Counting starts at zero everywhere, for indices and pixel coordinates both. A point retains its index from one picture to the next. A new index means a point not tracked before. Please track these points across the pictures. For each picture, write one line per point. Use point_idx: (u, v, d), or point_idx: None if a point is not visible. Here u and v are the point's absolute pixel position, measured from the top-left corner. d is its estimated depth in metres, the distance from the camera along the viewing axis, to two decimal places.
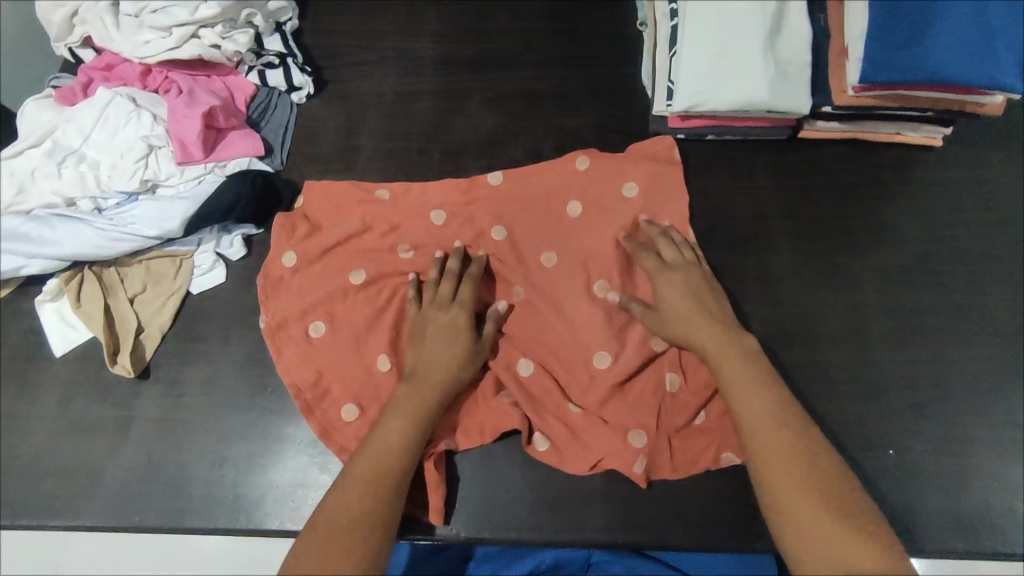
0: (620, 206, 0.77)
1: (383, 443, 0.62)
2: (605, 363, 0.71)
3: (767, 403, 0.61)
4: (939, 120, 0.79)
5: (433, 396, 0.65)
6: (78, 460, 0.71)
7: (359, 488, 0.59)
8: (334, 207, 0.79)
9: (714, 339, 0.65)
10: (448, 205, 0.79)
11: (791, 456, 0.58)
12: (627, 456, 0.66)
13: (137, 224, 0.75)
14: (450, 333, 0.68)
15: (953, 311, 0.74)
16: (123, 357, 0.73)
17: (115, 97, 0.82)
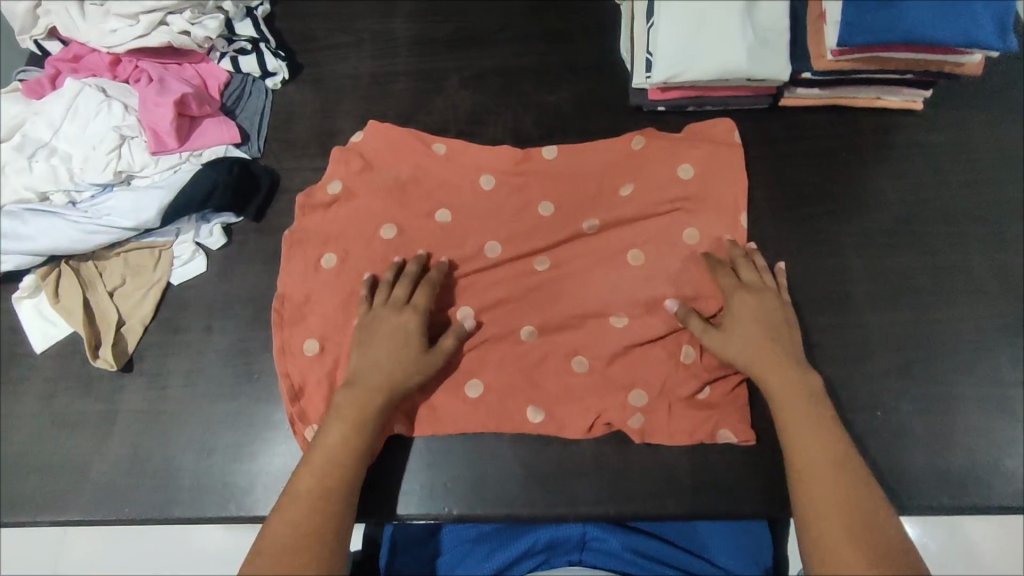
0: (610, 180, 0.77)
1: (335, 446, 0.62)
2: (622, 324, 0.71)
3: (825, 441, 0.60)
4: (918, 83, 0.78)
5: (373, 404, 0.64)
6: (63, 456, 0.70)
7: (316, 490, 0.59)
8: (392, 153, 0.80)
9: (781, 372, 0.64)
10: (464, 173, 0.79)
11: (841, 497, 0.57)
12: (624, 412, 0.68)
13: (113, 215, 0.74)
14: (394, 343, 0.67)
15: (936, 272, 0.74)
16: (105, 350, 0.72)
17: (85, 87, 0.80)
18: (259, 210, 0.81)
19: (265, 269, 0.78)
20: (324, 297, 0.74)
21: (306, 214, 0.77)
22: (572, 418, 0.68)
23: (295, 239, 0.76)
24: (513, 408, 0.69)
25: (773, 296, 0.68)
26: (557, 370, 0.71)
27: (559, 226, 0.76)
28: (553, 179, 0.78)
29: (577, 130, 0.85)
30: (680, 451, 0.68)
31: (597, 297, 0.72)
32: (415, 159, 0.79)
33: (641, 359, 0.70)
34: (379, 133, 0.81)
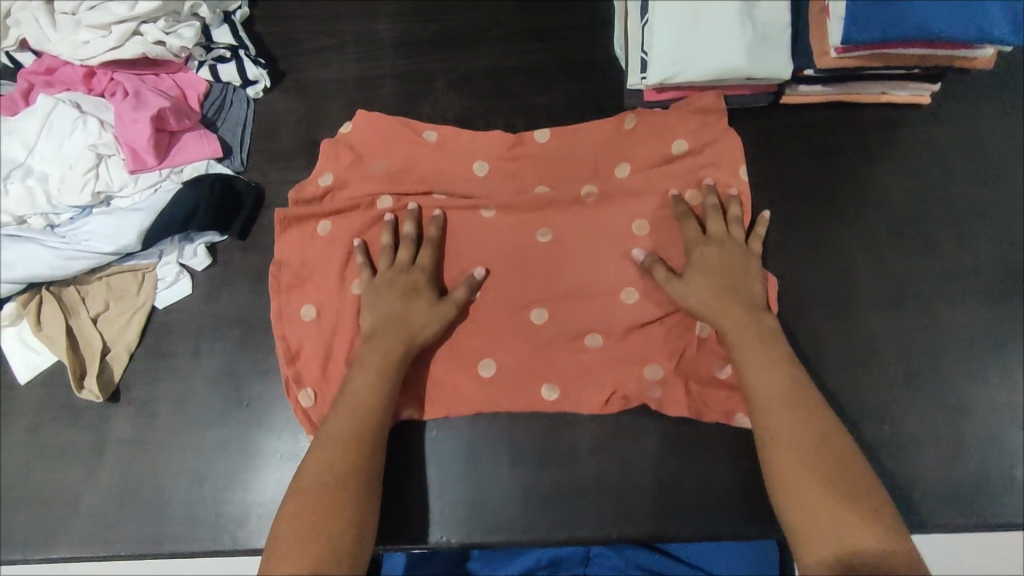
0: (607, 188, 0.74)
1: (356, 414, 0.62)
2: (632, 300, 0.70)
3: (788, 395, 0.61)
4: (925, 77, 0.75)
5: (397, 354, 0.65)
6: (53, 488, 0.69)
7: (335, 472, 0.59)
8: (381, 143, 0.77)
9: (741, 331, 0.64)
10: (456, 179, 0.76)
11: (806, 453, 0.57)
12: (639, 385, 0.68)
13: (92, 241, 0.71)
14: (406, 299, 0.68)
15: (944, 276, 0.72)
16: (90, 380, 0.70)
17: (58, 104, 0.77)
18: (243, 229, 0.78)
19: (252, 288, 0.76)
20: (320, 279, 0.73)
21: (296, 223, 0.75)
22: (587, 393, 0.68)
23: (281, 248, 0.74)
24: (524, 384, 0.69)
25: (733, 245, 0.68)
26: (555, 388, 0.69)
27: (554, 211, 0.74)
28: (547, 168, 0.76)
29: None
30: (683, 470, 0.66)
31: (598, 278, 0.71)
32: (407, 149, 0.77)
33: (650, 352, 0.69)
34: (366, 124, 0.78)
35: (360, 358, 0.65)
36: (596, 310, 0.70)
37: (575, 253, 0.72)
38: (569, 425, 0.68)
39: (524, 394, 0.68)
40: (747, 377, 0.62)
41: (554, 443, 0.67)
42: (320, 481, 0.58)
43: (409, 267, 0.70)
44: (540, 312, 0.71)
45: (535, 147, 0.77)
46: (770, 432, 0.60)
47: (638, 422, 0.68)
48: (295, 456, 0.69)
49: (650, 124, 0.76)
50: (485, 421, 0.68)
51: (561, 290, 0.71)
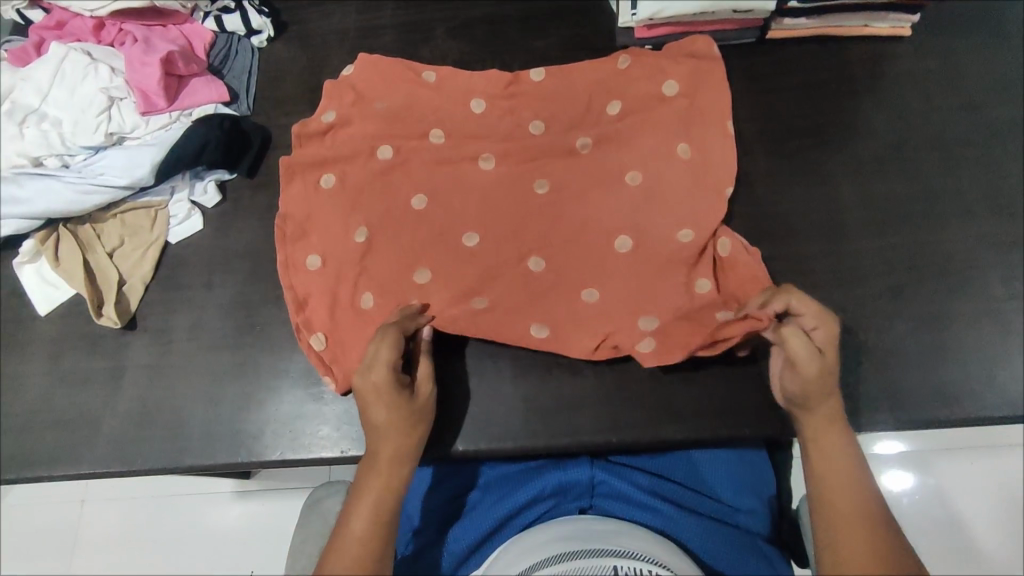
0: (601, 120, 0.76)
1: (380, 464, 0.60)
2: (627, 248, 0.70)
3: (856, 491, 0.57)
4: (904, 7, 0.78)
5: (403, 466, 0.60)
6: (73, 412, 0.72)
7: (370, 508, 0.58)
8: (381, 83, 0.79)
9: (821, 424, 0.60)
10: (453, 105, 0.78)
11: (874, 551, 0.54)
12: (632, 337, 0.67)
13: (107, 175, 0.74)
14: (370, 402, 0.60)
15: (926, 195, 0.75)
16: (109, 308, 0.73)
17: (69, 52, 0.80)
18: (251, 168, 0.81)
19: (261, 223, 0.79)
20: (319, 218, 0.74)
21: (301, 152, 0.76)
22: (576, 339, 0.68)
23: (286, 197, 0.75)
24: (515, 321, 0.68)
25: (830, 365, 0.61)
26: None
27: (546, 156, 0.75)
28: (542, 104, 0.77)
29: None
30: (680, 378, 0.68)
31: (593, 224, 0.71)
32: (406, 87, 0.78)
33: (642, 310, 0.68)
34: (367, 65, 0.79)
35: (376, 439, 0.60)
36: (589, 256, 0.70)
37: (577, 182, 0.73)
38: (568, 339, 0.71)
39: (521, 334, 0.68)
40: (818, 467, 0.59)
41: (553, 355, 0.70)
42: (361, 549, 0.56)
43: (372, 364, 0.61)
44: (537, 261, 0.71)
45: (531, 86, 0.78)
46: (836, 520, 0.56)
47: None
48: (307, 377, 0.71)
49: (646, 63, 0.77)
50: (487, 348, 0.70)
51: (557, 235, 0.71)
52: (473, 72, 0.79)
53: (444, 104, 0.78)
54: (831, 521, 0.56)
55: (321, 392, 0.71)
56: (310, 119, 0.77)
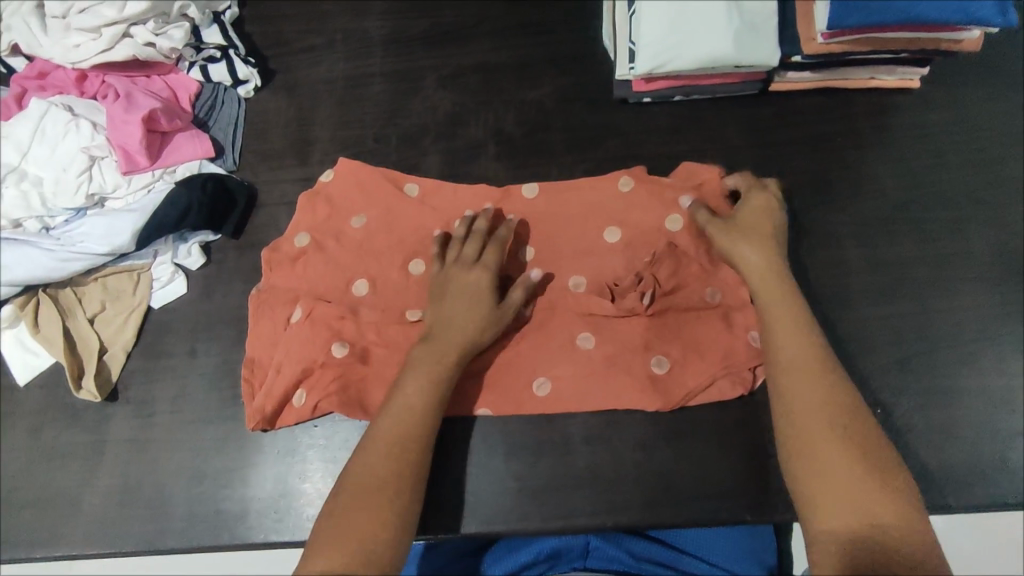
0: (599, 245, 0.74)
1: (385, 456, 0.60)
2: (662, 369, 0.68)
3: (830, 401, 0.60)
4: (912, 61, 0.75)
5: (447, 371, 0.65)
6: (53, 489, 0.70)
7: (384, 466, 0.60)
8: (363, 196, 0.78)
9: (791, 344, 0.63)
10: (439, 216, 0.76)
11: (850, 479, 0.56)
12: (650, 393, 0.67)
13: (86, 242, 0.72)
14: (472, 296, 0.67)
15: (935, 259, 0.72)
16: (88, 381, 0.71)
17: (51, 107, 0.78)
18: (237, 228, 0.78)
19: (246, 287, 0.76)
20: (295, 357, 0.70)
21: (272, 278, 0.75)
22: (606, 393, 0.68)
23: (254, 336, 0.72)
24: (517, 378, 0.69)
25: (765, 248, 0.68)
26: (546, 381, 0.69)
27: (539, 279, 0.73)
28: (535, 225, 0.75)
29: (561, 124, 0.82)
30: (676, 457, 0.66)
31: (589, 382, 0.68)
32: (387, 201, 0.77)
33: (661, 380, 0.68)
34: (347, 173, 0.78)
35: (418, 352, 0.66)
36: (586, 375, 0.69)
37: (563, 311, 0.71)
38: (561, 414, 0.68)
39: (527, 398, 0.68)
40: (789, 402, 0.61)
41: (547, 434, 0.68)
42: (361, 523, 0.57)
43: (471, 266, 0.69)
44: (541, 385, 0.69)
45: (521, 202, 0.77)
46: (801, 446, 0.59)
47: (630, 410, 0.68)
48: (291, 454, 0.69)
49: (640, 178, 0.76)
50: (482, 435, 0.68)
51: (552, 351, 0.70)
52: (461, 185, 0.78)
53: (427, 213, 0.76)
54: (797, 447, 0.59)
55: (306, 470, 0.69)
56: (282, 241, 0.76)
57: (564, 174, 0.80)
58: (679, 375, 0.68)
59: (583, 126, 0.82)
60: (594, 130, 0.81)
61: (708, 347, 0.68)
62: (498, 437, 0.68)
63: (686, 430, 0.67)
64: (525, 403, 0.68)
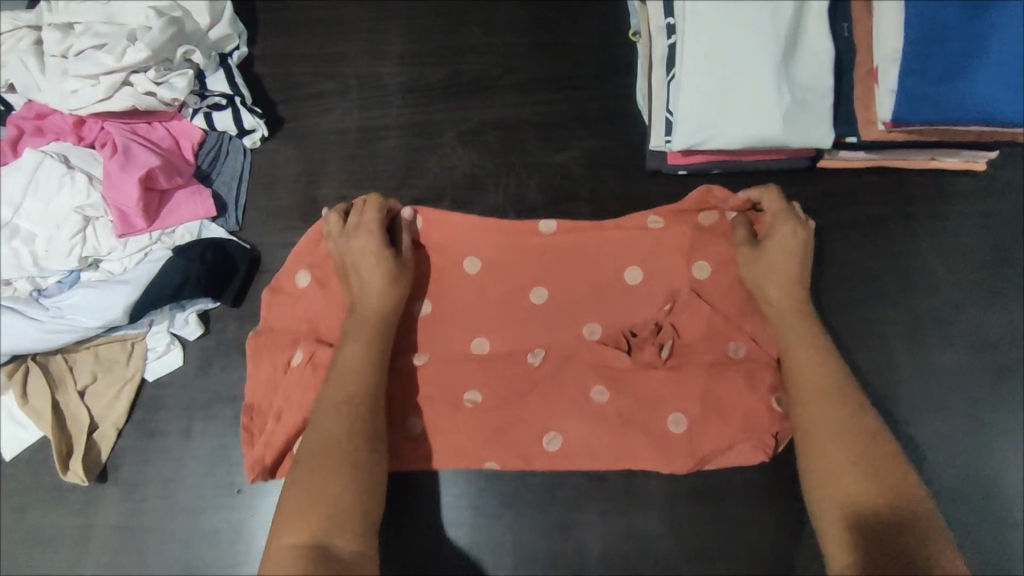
0: (618, 293, 0.69)
1: (330, 426, 0.58)
2: (680, 429, 0.64)
3: (825, 386, 0.59)
4: (979, 146, 0.68)
5: (373, 328, 0.63)
6: (38, 575, 0.66)
7: (335, 432, 0.58)
8: None
9: (806, 363, 0.61)
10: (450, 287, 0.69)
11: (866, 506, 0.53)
12: (665, 450, 0.63)
13: (77, 314, 0.68)
14: (370, 258, 0.65)
15: (982, 366, 0.68)
16: (76, 463, 0.67)
17: (45, 158, 0.73)
18: (237, 296, 0.73)
19: (247, 362, 0.72)
20: (295, 403, 0.66)
21: (270, 315, 0.70)
22: (622, 450, 0.64)
23: (253, 388, 0.68)
24: (533, 481, 0.65)
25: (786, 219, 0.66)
26: (563, 487, 0.64)
27: (547, 320, 0.68)
28: (548, 271, 0.69)
29: (588, 193, 0.76)
30: None
31: (604, 443, 0.64)
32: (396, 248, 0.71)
33: (677, 437, 0.64)
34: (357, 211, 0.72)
35: (346, 327, 0.63)
36: (602, 436, 0.64)
37: (575, 359, 0.67)
38: (578, 525, 0.64)
39: (538, 456, 0.64)
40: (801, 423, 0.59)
41: (560, 545, 0.63)
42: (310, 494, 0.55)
43: (359, 227, 0.67)
44: (552, 438, 0.64)
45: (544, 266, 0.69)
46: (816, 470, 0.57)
47: (652, 526, 0.63)
48: None
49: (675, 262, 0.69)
50: (492, 547, 0.64)
51: (564, 408, 0.65)
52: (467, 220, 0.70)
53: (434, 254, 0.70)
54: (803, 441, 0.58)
55: None
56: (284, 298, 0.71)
57: None
58: (697, 435, 0.64)
59: (612, 197, 0.75)
60: (623, 202, 0.75)
61: (732, 405, 0.64)
62: (510, 546, 0.64)
63: (713, 552, 0.62)
64: (534, 457, 0.64)
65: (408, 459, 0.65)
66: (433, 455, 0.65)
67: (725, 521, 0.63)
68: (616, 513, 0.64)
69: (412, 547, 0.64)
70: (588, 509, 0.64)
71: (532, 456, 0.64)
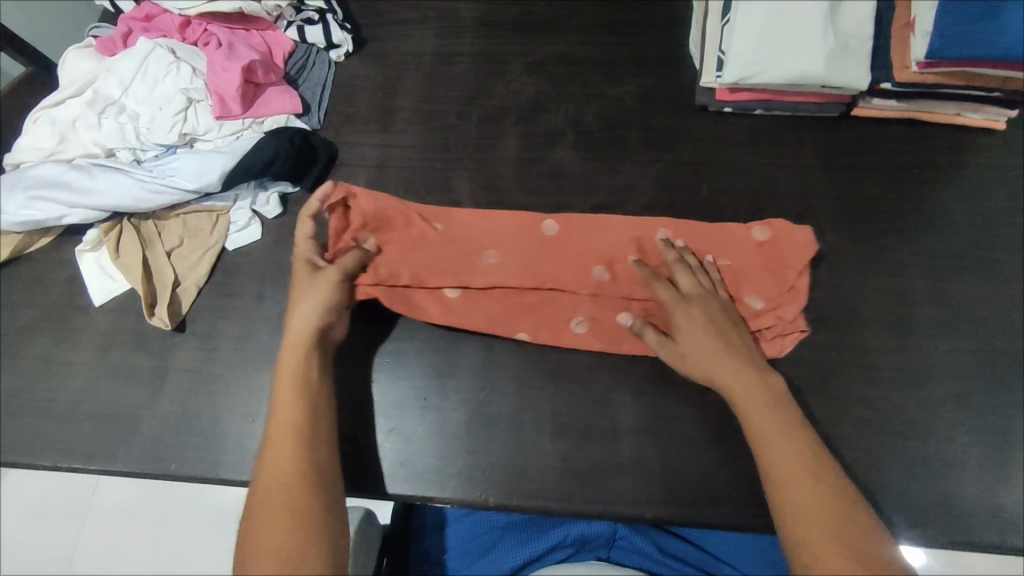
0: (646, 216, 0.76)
1: (281, 432, 0.59)
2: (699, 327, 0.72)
3: (804, 462, 0.56)
4: (1003, 102, 0.76)
5: (325, 287, 0.67)
6: (115, 407, 0.73)
7: (283, 470, 0.57)
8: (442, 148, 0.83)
9: (736, 377, 0.62)
10: (511, 193, 0.80)
11: (833, 529, 0.52)
12: None
13: (176, 177, 0.76)
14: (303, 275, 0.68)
15: (1000, 299, 0.73)
16: (161, 308, 0.74)
17: (156, 48, 0.81)
18: (315, 181, 0.81)
19: None
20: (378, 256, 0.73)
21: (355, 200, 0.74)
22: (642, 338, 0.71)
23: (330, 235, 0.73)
24: (572, 358, 0.72)
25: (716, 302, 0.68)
26: (600, 370, 0.71)
27: (579, 228, 0.76)
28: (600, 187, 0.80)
29: (639, 123, 0.83)
30: (721, 458, 0.67)
31: (629, 333, 0.71)
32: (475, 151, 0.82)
33: None
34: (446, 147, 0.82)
35: (297, 279, 0.68)
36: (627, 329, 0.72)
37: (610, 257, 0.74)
38: (611, 402, 0.70)
39: (567, 334, 0.72)
40: (764, 452, 0.58)
41: (594, 418, 0.69)
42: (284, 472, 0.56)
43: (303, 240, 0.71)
44: (580, 322, 0.72)
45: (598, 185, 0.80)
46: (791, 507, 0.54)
47: (679, 406, 0.69)
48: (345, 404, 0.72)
49: (704, 187, 0.79)
50: (531, 415, 0.69)
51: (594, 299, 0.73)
52: (542, 139, 0.83)
53: (507, 163, 0.82)
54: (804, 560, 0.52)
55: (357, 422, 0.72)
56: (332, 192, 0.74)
57: (636, 171, 0.81)
58: None
59: (661, 128, 0.83)
60: (670, 133, 0.82)
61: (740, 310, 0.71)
62: (548, 416, 0.69)
63: (734, 437, 0.68)
64: (562, 333, 0.72)
65: (457, 320, 0.72)
66: (474, 321, 0.72)
67: None
68: (648, 395, 0.70)
69: (458, 407, 0.70)
70: (622, 389, 0.70)
71: (562, 331, 0.72)
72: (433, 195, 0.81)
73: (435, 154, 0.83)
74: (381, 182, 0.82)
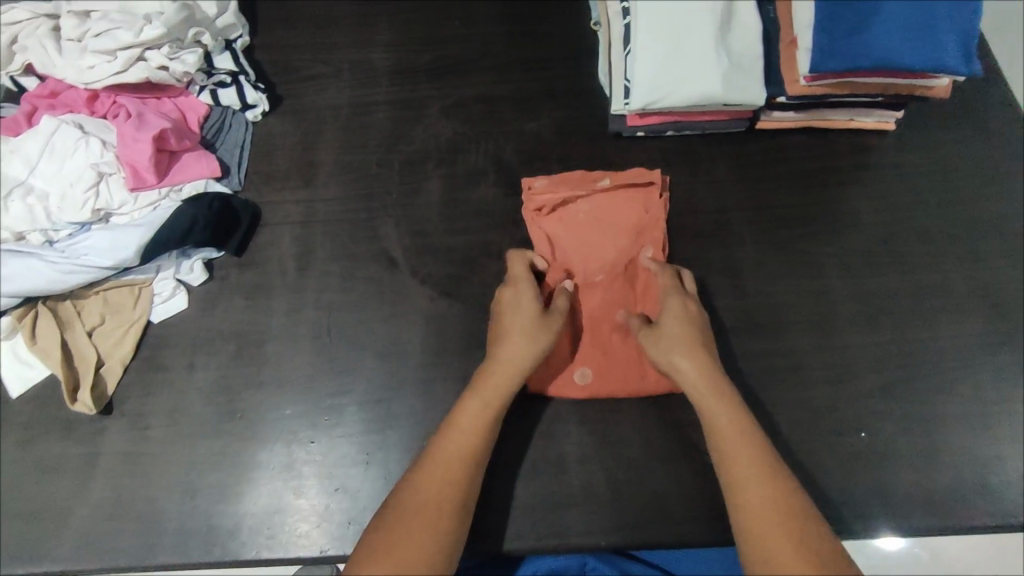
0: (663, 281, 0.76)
1: (463, 437, 0.64)
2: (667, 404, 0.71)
3: (753, 461, 0.60)
4: (889, 105, 0.81)
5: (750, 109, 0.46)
6: (43, 503, 0.70)
7: (437, 491, 0.60)
8: (367, 198, 0.83)
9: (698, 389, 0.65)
10: (438, 238, 0.81)
11: (778, 520, 0.57)
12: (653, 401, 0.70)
13: (90, 255, 0.73)
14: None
15: (911, 290, 0.77)
16: (84, 393, 0.71)
17: (61, 124, 0.78)
18: (240, 246, 0.80)
19: (248, 303, 0.78)
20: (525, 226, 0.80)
21: None
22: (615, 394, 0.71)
23: None
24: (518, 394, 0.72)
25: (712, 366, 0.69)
26: (542, 403, 0.71)
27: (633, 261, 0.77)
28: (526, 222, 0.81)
29: (558, 155, 0.85)
30: (667, 477, 0.68)
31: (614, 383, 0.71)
32: (400, 199, 0.83)
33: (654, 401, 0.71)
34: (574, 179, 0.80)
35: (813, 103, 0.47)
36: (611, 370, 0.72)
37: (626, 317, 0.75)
38: (555, 434, 0.70)
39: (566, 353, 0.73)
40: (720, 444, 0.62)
41: (540, 452, 0.69)
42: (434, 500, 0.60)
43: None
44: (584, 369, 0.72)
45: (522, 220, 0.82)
46: (750, 526, 0.57)
47: (620, 430, 0.70)
48: (289, 468, 0.71)
49: None
50: None
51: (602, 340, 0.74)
52: (464, 180, 0.84)
53: (432, 207, 0.82)
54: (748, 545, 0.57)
55: (301, 485, 0.70)
56: None
57: None
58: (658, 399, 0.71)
59: (580, 159, 0.85)
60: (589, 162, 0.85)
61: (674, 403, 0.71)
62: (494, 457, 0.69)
63: (679, 455, 0.69)
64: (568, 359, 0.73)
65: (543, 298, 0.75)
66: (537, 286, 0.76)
67: (687, 427, 0.70)
68: (591, 422, 0.70)
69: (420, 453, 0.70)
70: (565, 421, 0.71)
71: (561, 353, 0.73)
72: (360, 245, 0.81)
73: (360, 204, 0.83)
74: (308, 238, 0.81)
